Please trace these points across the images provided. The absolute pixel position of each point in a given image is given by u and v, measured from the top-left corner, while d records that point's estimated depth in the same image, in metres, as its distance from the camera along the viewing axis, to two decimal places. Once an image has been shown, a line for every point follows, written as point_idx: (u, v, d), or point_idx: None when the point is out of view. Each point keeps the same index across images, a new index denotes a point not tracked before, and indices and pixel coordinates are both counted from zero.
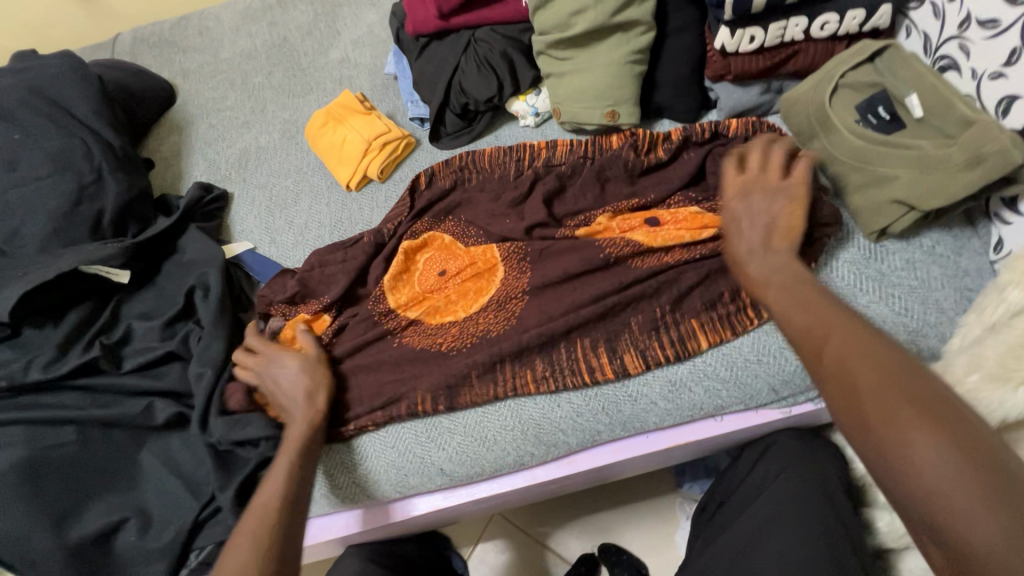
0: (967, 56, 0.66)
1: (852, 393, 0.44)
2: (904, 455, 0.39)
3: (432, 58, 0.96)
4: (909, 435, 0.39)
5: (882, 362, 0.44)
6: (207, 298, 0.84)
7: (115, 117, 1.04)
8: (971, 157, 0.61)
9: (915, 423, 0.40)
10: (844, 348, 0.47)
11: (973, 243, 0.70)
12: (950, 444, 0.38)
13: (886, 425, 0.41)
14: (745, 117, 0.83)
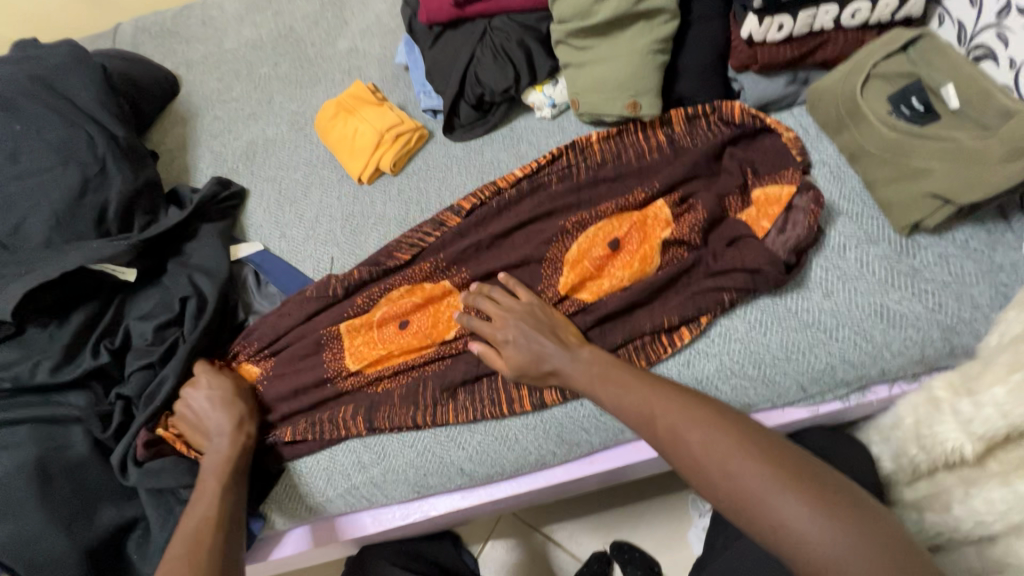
0: (1005, 45, 0.64)
1: (678, 449, 0.54)
2: (751, 500, 0.48)
3: (446, 47, 0.93)
4: (742, 472, 0.49)
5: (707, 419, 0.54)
6: (201, 310, 0.81)
7: (119, 108, 1.01)
8: (1011, 149, 0.59)
9: (753, 463, 0.49)
10: (672, 422, 0.55)
11: (1008, 237, 0.68)
12: (789, 484, 0.47)
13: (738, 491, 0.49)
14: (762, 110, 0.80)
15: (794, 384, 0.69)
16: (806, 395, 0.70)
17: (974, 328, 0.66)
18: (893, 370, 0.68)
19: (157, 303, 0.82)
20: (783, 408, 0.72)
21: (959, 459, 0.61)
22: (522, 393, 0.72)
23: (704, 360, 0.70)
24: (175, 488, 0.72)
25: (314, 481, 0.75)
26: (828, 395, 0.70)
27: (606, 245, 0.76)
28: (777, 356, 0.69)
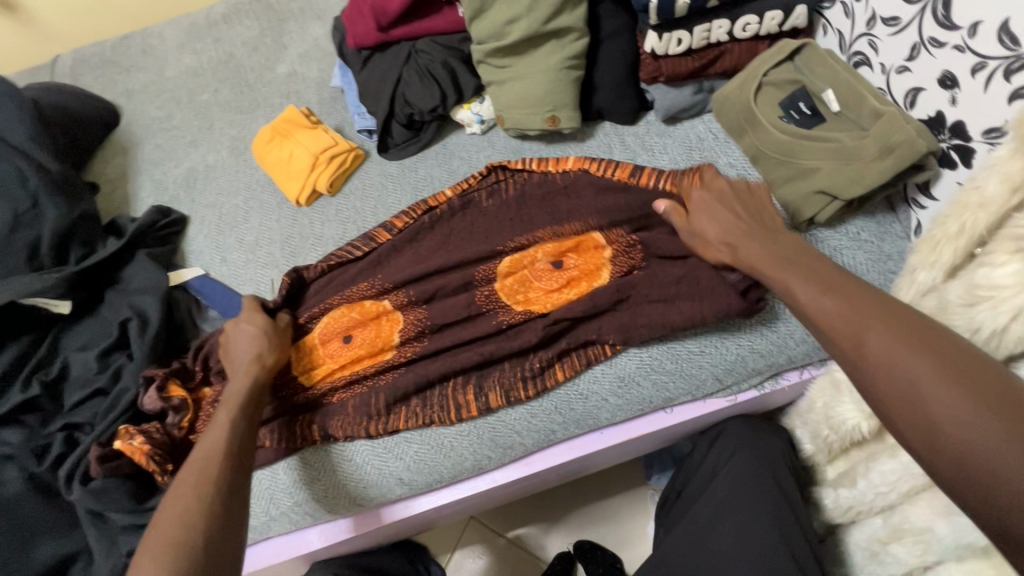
0: (876, 52, 0.70)
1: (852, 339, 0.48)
2: (920, 403, 0.41)
3: (375, 70, 0.96)
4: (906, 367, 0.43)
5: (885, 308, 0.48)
6: (144, 331, 0.81)
7: (52, 142, 1.01)
8: (883, 146, 0.64)
9: (916, 357, 0.43)
10: (832, 308, 0.51)
11: (895, 228, 0.74)
12: (955, 382, 0.40)
13: (886, 384, 0.44)
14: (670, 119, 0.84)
15: (709, 376, 0.73)
16: (722, 386, 0.74)
17: None
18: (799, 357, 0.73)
19: (94, 333, 0.83)
20: (705, 400, 0.76)
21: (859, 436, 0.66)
22: (458, 401, 0.74)
23: (626, 358, 0.74)
24: (110, 514, 0.71)
25: (255, 500, 0.76)
26: (744, 384, 0.74)
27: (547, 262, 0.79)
28: (692, 351, 0.73)
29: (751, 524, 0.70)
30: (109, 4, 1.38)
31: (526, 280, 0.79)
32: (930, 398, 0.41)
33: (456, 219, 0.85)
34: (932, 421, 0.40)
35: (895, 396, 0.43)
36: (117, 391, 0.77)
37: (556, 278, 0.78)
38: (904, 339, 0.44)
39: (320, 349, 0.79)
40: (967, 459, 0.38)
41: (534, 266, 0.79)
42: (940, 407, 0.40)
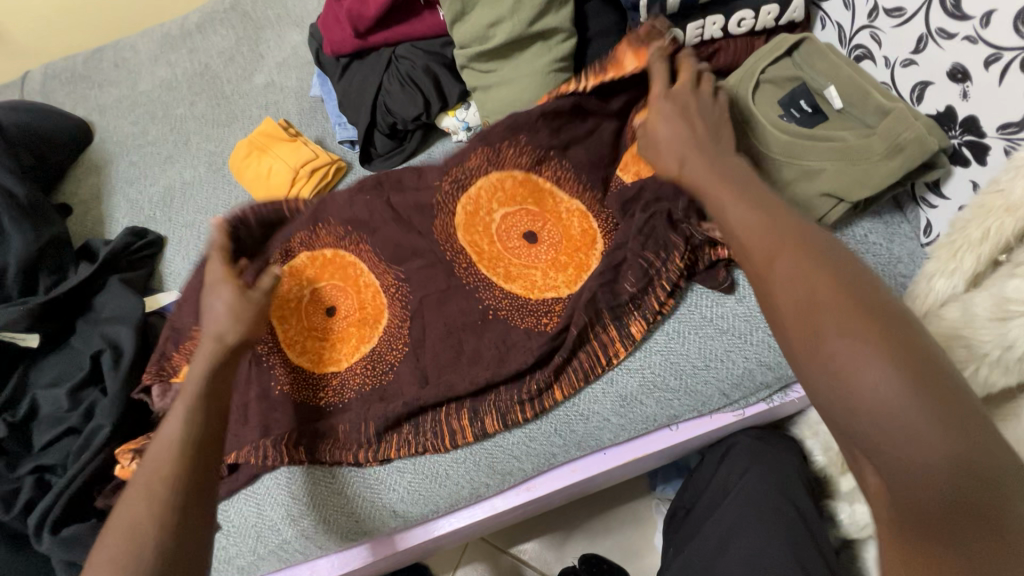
0: (879, 45, 0.66)
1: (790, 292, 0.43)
2: (845, 376, 0.38)
3: (354, 78, 0.92)
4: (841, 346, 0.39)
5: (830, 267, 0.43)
6: (117, 363, 0.77)
7: (17, 164, 0.96)
8: (891, 146, 0.61)
9: (851, 331, 0.39)
10: (785, 268, 0.44)
11: (903, 228, 0.70)
12: (882, 350, 0.37)
13: (815, 351, 0.40)
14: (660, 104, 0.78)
15: (716, 392, 0.69)
16: (729, 400, 0.70)
17: None
18: None
19: (65, 366, 0.78)
20: (712, 414, 0.72)
21: None
22: (453, 427, 0.70)
23: (628, 375, 0.70)
24: (85, 563, 0.67)
25: (241, 538, 0.72)
26: (753, 397, 0.70)
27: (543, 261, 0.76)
28: (697, 365, 0.69)
29: (763, 545, 0.66)
30: (78, 17, 1.33)
31: (517, 274, 0.76)
32: (866, 375, 0.37)
33: (441, 221, 0.79)
34: (862, 402, 0.37)
35: (818, 364, 0.40)
36: (90, 430, 0.73)
37: (541, 263, 0.76)
38: (845, 307, 0.40)
39: (307, 357, 0.76)
40: (883, 441, 0.36)
41: (529, 270, 0.76)
42: (873, 387, 0.37)
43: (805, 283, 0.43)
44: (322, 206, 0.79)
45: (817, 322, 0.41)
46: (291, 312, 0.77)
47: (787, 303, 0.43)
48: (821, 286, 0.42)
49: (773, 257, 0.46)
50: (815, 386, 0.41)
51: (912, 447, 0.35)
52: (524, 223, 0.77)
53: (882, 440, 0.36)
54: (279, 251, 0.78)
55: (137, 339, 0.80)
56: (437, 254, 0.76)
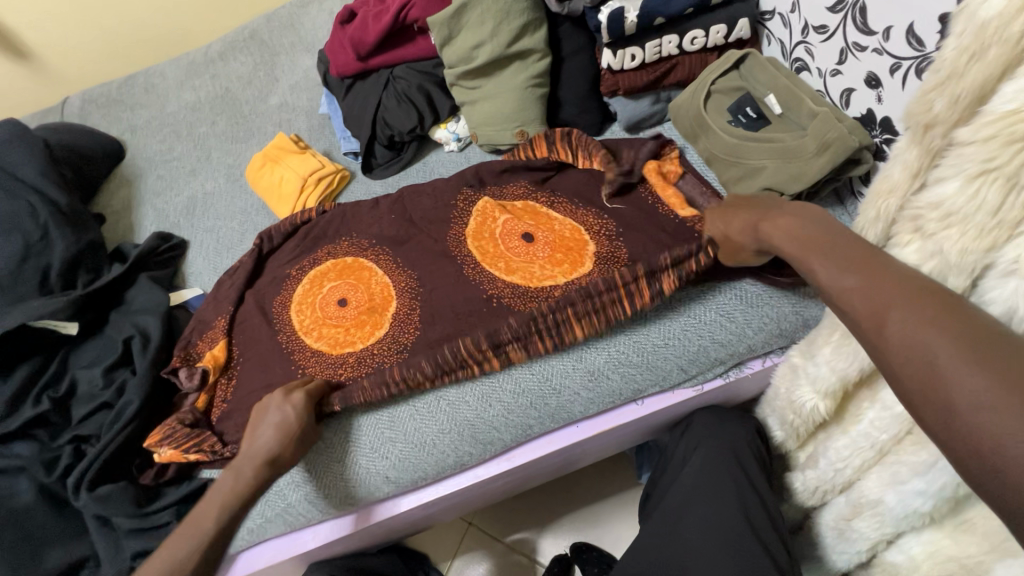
0: (812, 58, 0.75)
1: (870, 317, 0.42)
2: (940, 388, 0.35)
3: (356, 96, 1.03)
4: (912, 343, 0.38)
5: (899, 276, 0.42)
6: (145, 348, 0.87)
7: (61, 178, 1.08)
8: (820, 144, 0.69)
9: (938, 338, 0.37)
10: (859, 280, 0.44)
11: (844, 219, 0.78)
12: (976, 360, 0.35)
13: (918, 367, 0.37)
14: (636, 127, 0.90)
15: (675, 367, 0.77)
16: (689, 375, 0.77)
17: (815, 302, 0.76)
18: (760, 345, 0.77)
19: (99, 351, 0.88)
20: (673, 390, 0.79)
21: (819, 418, 0.70)
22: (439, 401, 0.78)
23: (595, 353, 0.78)
24: (116, 518, 0.76)
25: (251, 503, 0.80)
26: (709, 373, 0.77)
27: (540, 256, 0.84)
28: (658, 344, 0.77)
29: (717, 513, 0.74)
30: (113, 47, 1.47)
31: (517, 267, 0.84)
32: (951, 369, 0.35)
33: (438, 225, 0.90)
34: (945, 396, 0.35)
35: (912, 374, 0.37)
36: (120, 405, 0.82)
37: (539, 260, 0.84)
38: (923, 309, 0.39)
39: (330, 344, 0.85)
40: (991, 456, 0.32)
41: (523, 266, 0.84)
42: (950, 381, 0.35)
43: (894, 294, 0.41)
44: (344, 220, 0.97)
45: (885, 326, 0.40)
46: (313, 306, 0.89)
47: (863, 316, 0.42)
48: (892, 294, 0.41)
49: (847, 273, 0.45)
50: (896, 386, 0.39)
51: (1000, 433, 0.32)
52: (522, 228, 0.87)
53: (959, 416, 0.34)
54: (308, 259, 0.94)
55: (163, 327, 0.90)
56: (439, 256, 0.88)
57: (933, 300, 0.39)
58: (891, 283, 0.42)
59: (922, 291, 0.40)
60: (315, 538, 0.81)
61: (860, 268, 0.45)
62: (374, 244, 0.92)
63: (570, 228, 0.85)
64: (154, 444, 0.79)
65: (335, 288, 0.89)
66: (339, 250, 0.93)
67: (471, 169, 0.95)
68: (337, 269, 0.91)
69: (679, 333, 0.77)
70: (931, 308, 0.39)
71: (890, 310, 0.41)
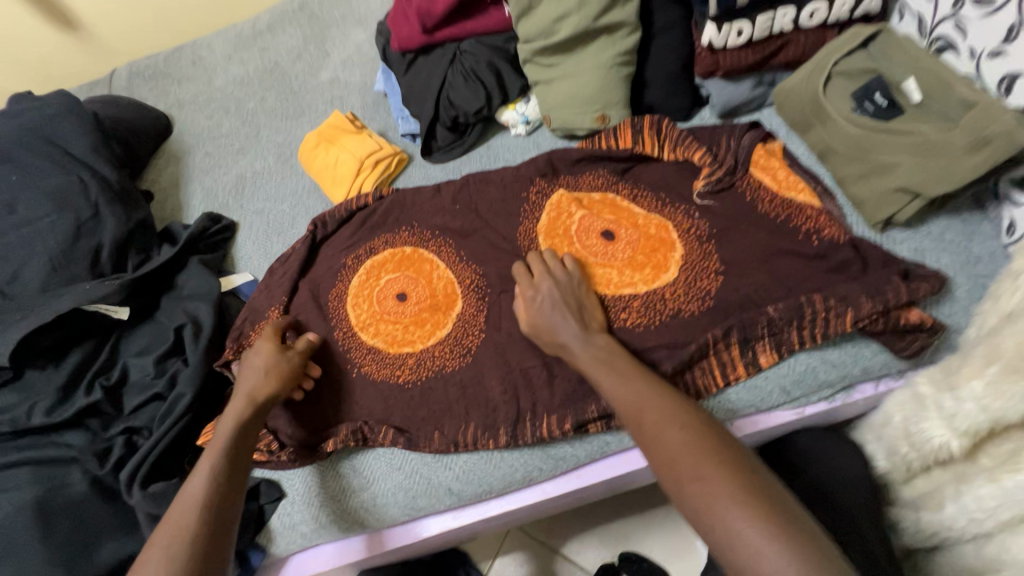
0: (964, 35, 0.64)
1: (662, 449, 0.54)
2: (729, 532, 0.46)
3: (419, 73, 0.95)
4: (708, 495, 0.48)
5: (692, 427, 0.54)
6: (196, 337, 0.83)
7: (111, 153, 1.04)
8: (975, 140, 0.58)
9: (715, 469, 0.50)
10: (657, 420, 0.56)
11: (985, 227, 0.67)
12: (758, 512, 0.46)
13: (707, 508, 0.48)
14: (727, 119, 0.81)
15: (776, 388, 0.68)
16: (789, 398, 0.69)
17: (953, 323, 0.65)
18: (877, 368, 0.67)
19: (150, 339, 0.85)
20: (769, 412, 0.71)
21: (947, 456, 0.58)
22: (510, 413, 0.72)
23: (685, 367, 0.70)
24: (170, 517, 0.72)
25: (306, 508, 0.75)
26: (813, 396, 0.69)
27: (620, 256, 0.76)
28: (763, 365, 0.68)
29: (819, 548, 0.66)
30: (161, 18, 1.42)
31: (594, 268, 0.76)
32: (731, 516, 0.46)
33: (508, 219, 0.83)
34: (727, 538, 0.46)
35: (699, 508, 0.49)
36: (173, 397, 0.78)
37: (618, 262, 0.76)
38: (699, 461, 0.51)
39: (388, 342, 0.80)
40: None
41: (599, 266, 0.76)
42: (739, 530, 0.45)
43: (665, 425, 0.55)
44: (402, 209, 0.89)
45: (687, 475, 0.50)
46: (368, 300, 0.83)
47: (682, 469, 0.51)
48: (696, 444, 0.52)
49: (674, 432, 0.54)
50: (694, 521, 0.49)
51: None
52: (602, 224, 0.79)
53: (749, 563, 0.44)
54: (363, 248, 0.88)
55: (213, 315, 0.86)
56: (509, 252, 0.81)
57: (721, 450, 0.51)
58: (673, 433, 0.54)
59: (702, 441, 0.53)
60: (371, 546, 0.76)
61: (654, 414, 0.57)
62: (435, 234, 0.85)
63: (656, 227, 0.77)
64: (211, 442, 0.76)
65: (392, 281, 0.83)
66: (397, 238, 0.87)
67: (542, 155, 0.87)
68: (394, 260, 0.85)
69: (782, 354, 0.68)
70: (719, 465, 0.50)
71: (689, 464, 0.51)
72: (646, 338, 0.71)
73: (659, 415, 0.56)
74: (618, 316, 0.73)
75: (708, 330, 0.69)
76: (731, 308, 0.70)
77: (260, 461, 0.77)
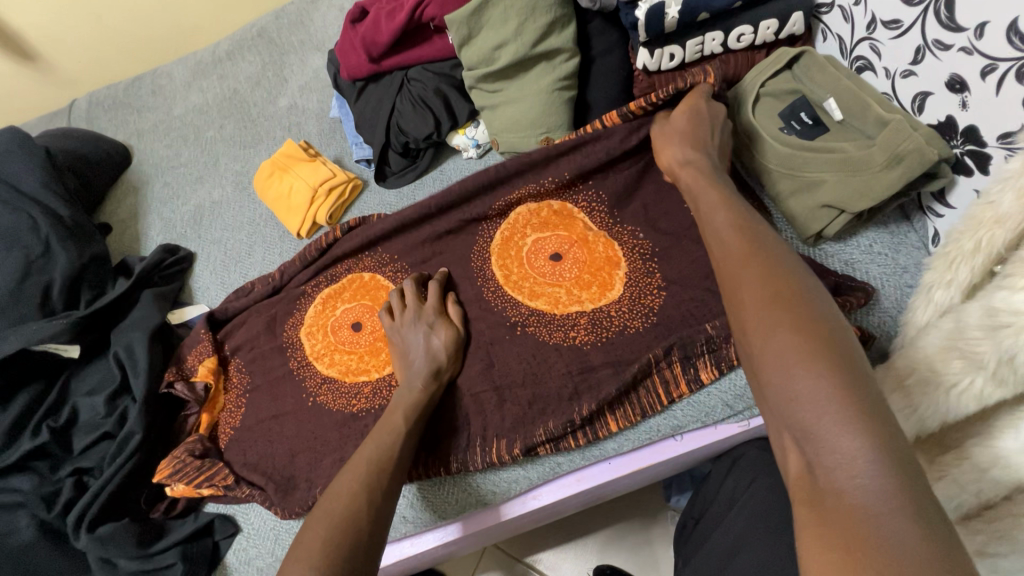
0: (879, 56, 0.67)
1: (740, 301, 0.48)
2: (783, 374, 0.41)
3: (369, 100, 0.97)
4: (778, 348, 0.42)
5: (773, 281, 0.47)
6: (136, 372, 0.82)
7: (64, 188, 1.04)
8: (891, 156, 0.61)
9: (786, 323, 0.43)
10: (743, 276, 0.49)
11: (911, 237, 0.70)
12: (822, 368, 0.40)
13: (765, 360, 0.43)
14: None
15: (719, 403, 0.70)
16: (734, 412, 0.70)
17: (883, 332, 0.67)
18: None
19: (101, 377, 0.84)
20: (716, 425, 0.72)
21: None
22: (461, 438, 0.72)
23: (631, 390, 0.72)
24: (119, 559, 0.71)
25: (261, 542, 0.75)
26: (756, 409, 0.70)
27: (567, 277, 0.78)
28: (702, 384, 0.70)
29: (768, 550, 0.66)
30: (120, 48, 1.42)
31: (543, 290, 0.78)
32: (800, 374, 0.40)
33: (460, 243, 0.84)
34: (796, 396, 0.40)
35: (760, 354, 0.44)
36: (123, 435, 0.78)
37: (566, 281, 0.78)
38: (787, 318, 0.44)
39: (343, 370, 0.80)
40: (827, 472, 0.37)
41: (548, 288, 0.78)
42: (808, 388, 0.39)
43: (751, 280, 0.48)
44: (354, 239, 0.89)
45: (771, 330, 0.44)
46: (323, 330, 0.84)
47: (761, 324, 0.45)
48: (778, 298, 0.45)
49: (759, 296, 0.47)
50: (761, 379, 0.44)
51: (839, 447, 0.37)
52: (552, 246, 0.80)
53: (815, 425, 0.38)
54: (322, 277, 0.88)
55: (149, 348, 0.84)
56: (458, 276, 0.82)
57: (813, 311, 0.44)
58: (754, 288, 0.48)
59: (784, 298, 0.46)
60: None
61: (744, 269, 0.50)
62: (390, 259, 0.87)
63: (601, 247, 0.79)
64: (163, 479, 0.75)
65: (348, 311, 0.84)
66: (355, 264, 0.88)
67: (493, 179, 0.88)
68: (350, 288, 0.86)
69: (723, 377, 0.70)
70: (795, 319, 0.43)
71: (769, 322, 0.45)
72: (592, 357, 0.73)
73: (750, 270, 0.49)
74: (567, 337, 0.74)
75: (651, 349, 0.71)
76: (672, 327, 0.71)
77: (214, 495, 0.77)
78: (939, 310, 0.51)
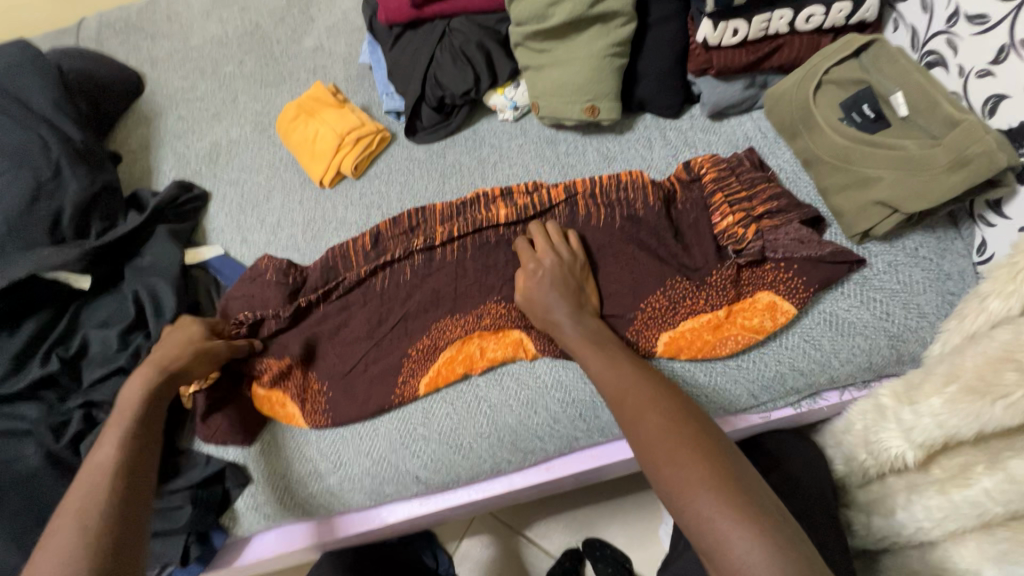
0: (955, 52, 0.64)
1: (634, 421, 0.55)
2: (666, 469, 0.50)
3: (406, 48, 0.92)
4: (641, 415, 0.55)
5: (677, 414, 0.54)
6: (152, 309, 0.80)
7: (75, 110, 0.98)
8: (955, 159, 0.59)
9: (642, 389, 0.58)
10: (639, 405, 0.56)
11: (957, 244, 0.69)
12: (720, 499, 0.47)
13: (627, 410, 0.56)
14: (734, 154, 0.77)
15: (745, 392, 0.70)
16: (757, 402, 0.71)
17: (921, 337, 0.67)
18: (842, 377, 0.69)
19: (113, 310, 0.82)
20: (738, 414, 0.73)
21: (902, 466, 0.62)
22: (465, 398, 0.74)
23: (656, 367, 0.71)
24: None
25: (270, 491, 0.74)
26: (780, 402, 0.71)
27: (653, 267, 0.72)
28: (727, 365, 0.70)
29: None
30: None
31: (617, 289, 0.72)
32: (693, 494, 0.48)
33: (499, 248, 0.78)
34: (693, 513, 0.47)
35: (649, 443, 0.53)
36: None
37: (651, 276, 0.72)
38: (673, 442, 0.51)
39: (401, 338, 0.76)
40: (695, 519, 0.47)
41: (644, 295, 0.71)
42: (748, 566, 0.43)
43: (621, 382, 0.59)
44: (387, 282, 0.79)
45: (695, 492, 0.48)
46: (378, 328, 0.77)
47: (623, 391, 0.58)
48: (673, 431, 0.52)
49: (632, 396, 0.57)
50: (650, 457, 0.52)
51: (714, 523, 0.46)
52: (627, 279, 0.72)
53: (679, 481, 0.49)
54: (366, 285, 0.79)
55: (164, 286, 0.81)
56: (494, 285, 0.76)
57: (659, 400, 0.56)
58: (694, 458, 0.50)
59: (693, 428, 0.53)
60: (317, 534, 0.77)
61: (680, 434, 0.52)
62: (410, 248, 0.79)
63: (736, 341, 0.68)
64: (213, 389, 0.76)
65: (407, 316, 0.77)
66: (385, 323, 0.77)
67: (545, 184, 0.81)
68: (405, 288, 0.78)
69: (733, 361, 0.70)
70: (692, 453, 0.50)
71: (667, 451, 0.51)
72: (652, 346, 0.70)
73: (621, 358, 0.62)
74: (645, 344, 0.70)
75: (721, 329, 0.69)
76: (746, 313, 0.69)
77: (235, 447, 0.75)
78: (991, 318, 0.57)
